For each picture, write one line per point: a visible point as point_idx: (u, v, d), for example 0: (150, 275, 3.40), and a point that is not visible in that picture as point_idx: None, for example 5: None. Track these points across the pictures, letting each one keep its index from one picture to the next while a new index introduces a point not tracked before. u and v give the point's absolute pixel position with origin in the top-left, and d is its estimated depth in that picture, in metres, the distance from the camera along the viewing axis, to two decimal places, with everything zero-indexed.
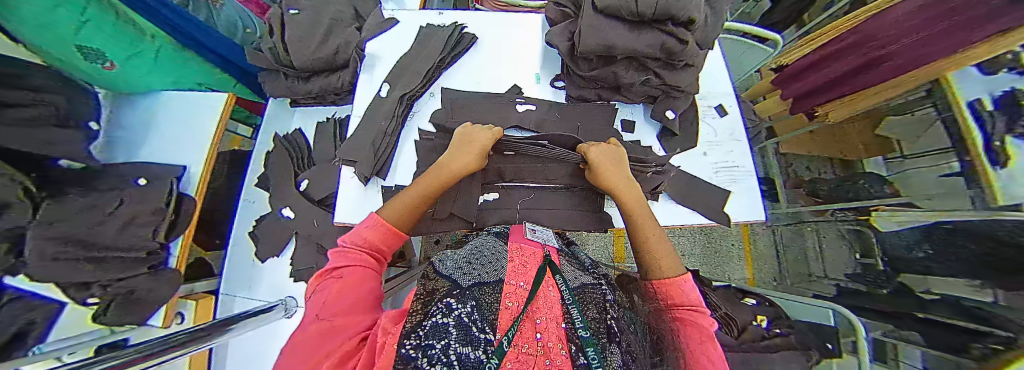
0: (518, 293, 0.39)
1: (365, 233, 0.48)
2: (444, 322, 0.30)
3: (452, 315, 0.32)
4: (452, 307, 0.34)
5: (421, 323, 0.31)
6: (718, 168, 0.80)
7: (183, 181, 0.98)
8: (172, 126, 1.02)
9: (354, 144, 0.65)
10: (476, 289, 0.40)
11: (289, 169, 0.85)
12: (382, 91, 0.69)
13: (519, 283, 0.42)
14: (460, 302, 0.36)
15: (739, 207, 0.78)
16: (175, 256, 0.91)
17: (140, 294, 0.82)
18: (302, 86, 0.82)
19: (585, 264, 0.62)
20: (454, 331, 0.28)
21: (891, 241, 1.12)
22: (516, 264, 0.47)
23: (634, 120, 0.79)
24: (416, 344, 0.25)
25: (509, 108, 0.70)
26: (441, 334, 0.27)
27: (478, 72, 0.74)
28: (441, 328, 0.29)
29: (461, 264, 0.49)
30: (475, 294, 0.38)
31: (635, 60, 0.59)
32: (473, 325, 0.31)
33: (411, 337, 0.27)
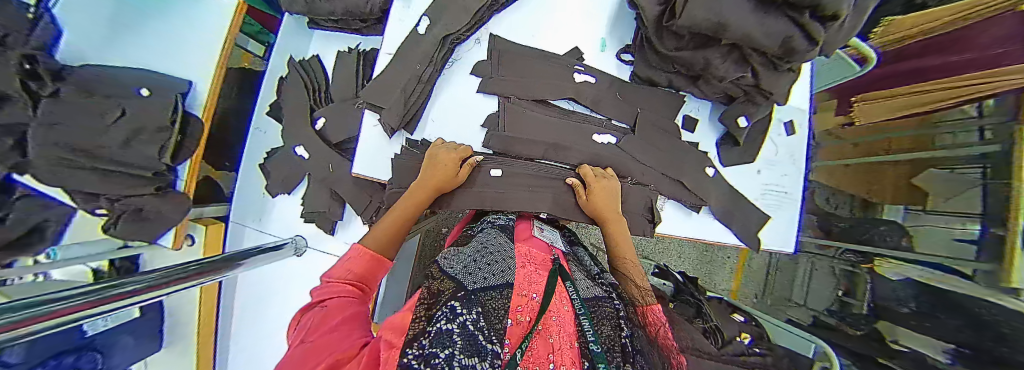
0: (530, 305, 0.38)
1: (348, 266, 0.46)
2: (448, 328, 0.30)
3: (456, 321, 0.32)
4: (456, 312, 0.34)
5: (425, 330, 0.31)
6: (767, 190, 0.72)
7: (189, 97, 0.80)
8: (170, 36, 0.82)
9: (381, 88, 0.57)
10: (482, 294, 0.39)
11: (304, 102, 0.76)
12: (421, 26, 0.57)
13: (531, 295, 0.40)
14: (465, 306, 0.35)
15: (774, 234, 0.72)
16: (183, 180, 0.81)
17: (149, 212, 0.76)
18: (322, 4, 0.68)
19: (591, 270, 0.57)
20: (458, 341, 0.28)
21: (883, 291, 1.08)
22: (527, 273, 0.46)
23: (698, 118, 0.68)
24: (418, 353, 0.26)
25: (566, 76, 0.60)
26: (444, 341, 0.28)
27: (536, 24, 0.62)
28: (445, 334, 0.29)
29: (468, 263, 0.48)
30: (480, 299, 0.38)
31: (738, 49, 0.48)
32: (478, 335, 0.30)
33: (415, 345, 0.27)
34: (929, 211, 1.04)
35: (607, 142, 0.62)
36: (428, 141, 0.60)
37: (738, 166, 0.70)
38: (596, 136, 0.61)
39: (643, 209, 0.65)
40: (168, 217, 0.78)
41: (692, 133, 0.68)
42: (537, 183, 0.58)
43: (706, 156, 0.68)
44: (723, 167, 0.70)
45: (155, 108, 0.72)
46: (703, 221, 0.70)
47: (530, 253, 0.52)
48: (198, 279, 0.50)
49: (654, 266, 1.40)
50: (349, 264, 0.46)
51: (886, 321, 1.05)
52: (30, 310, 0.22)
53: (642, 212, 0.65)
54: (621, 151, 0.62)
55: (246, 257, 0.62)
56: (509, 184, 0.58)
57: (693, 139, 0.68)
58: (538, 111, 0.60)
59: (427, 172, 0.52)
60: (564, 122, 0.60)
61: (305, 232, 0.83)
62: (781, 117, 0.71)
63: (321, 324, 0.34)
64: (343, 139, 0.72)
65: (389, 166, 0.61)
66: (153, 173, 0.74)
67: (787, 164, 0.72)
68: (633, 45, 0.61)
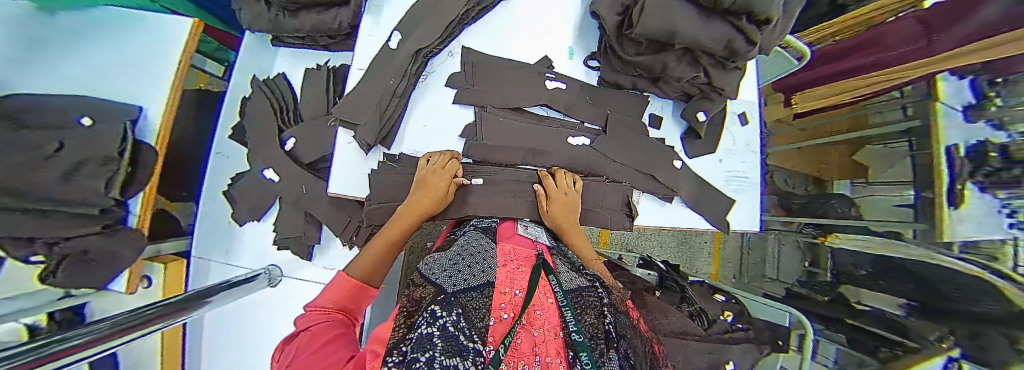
0: (513, 302, 0.39)
1: (328, 294, 0.44)
2: (429, 332, 0.31)
3: (437, 324, 0.32)
4: (437, 315, 0.34)
5: (406, 336, 0.31)
6: (730, 177, 0.78)
7: (142, 124, 0.75)
8: (116, 59, 0.77)
9: (353, 105, 0.56)
10: (463, 295, 0.39)
11: (272, 122, 0.73)
12: (392, 41, 0.58)
13: (514, 292, 0.41)
14: (446, 309, 0.35)
15: (740, 216, 0.78)
16: (135, 214, 0.74)
17: (95, 255, 0.67)
18: (286, 22, 0.67)
19: (576, 262, 0.59)
20: (440, 342, 0.28)
21: (841, 258, 1.20)
22: (509, 270, 0.47)
23: (662, 116, 0.73)
24: (399, 359, 0.26)
25: (539, 84, 0.63)
26: (425, 345, 0.28)
27: (506, 35, 0.64)
28: (427, 338, 0.30)
29: (449, 266, 0.48)
30: (462, 300, 0.38)
31: (689, 53, 0.53)
32: (459, 334, 0.30)
33: (396, 353, 0.27)
34: (871, 183, 1.19)
35: (582, 144, 0.65)
36: (408, 155, 0.60)
37: (702, 157, 0.76)
38: (571, 139, 0.64)
39: (619, 203, 0.68)
40: (122, 257, 0.71)
41: (659, 130, 0.73)
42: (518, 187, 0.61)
43: (673, 150, 0.73)
44: (690, 159, 0.75)
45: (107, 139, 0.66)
46: (678, 210, 0.75)
47: (513, 250, 0.53)
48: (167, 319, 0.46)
49: (639, 258, 1.46)
50: (333, 289, 0.45)
51: (851, 284, 1.15)
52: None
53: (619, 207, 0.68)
54: (595, 151, 0.65)
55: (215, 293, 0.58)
56: (492, 191, 0.61)
57: (660, 135, 0.73)
58: (514, 118, 0.62)
59: (418, 193, 0.53)
60: (540, 127, 0.62)
61: (281, 259, 0.79)
62: (735, 109, 0.78)
63: (311, 344, 0.33)
64: (318, 158, 0.70)
65: (367, 183, 0.60)
66: (99, 210, 0.67)
67: (744, 152, 0.79)
68: (598, 51, 0.66)
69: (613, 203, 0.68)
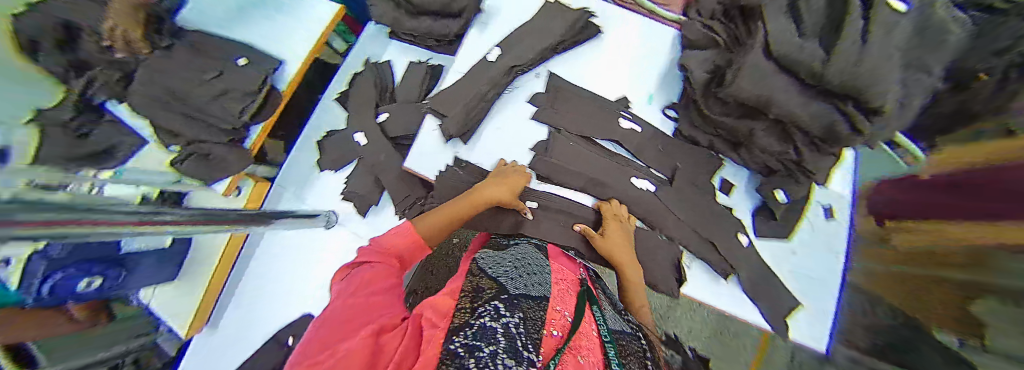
0: (563, 321, 0.37)
1: (390, 240, 0.52)
2: (490, 325, 0.31)
3: (500, 320, 0.32)
4: (500, 312, 0.34)
5: (468, 322, 0.31)
6: (800, 273, 0.68)
7: (279, 75, 0.87)
8: (271, 17, 0.89)
9: (447, 100, 0.64)
10: (520, 299, 0.39)
11: (371, 98, 0.84)
12: (491, 55, 0.66)
13: (564, 312, 0.40)
14: (508, 309, 0.35)
15: (807, 324, 0.66)
16: (252, 138, 0.84)
17: (213, 158, 0.80)
18: (407, 21, 0.77)
19: (618, 304, 0.55)
20: (501, 338, 0.28)
21: None
22: (560, 290, 0.46)
23: (734, 183, 0.69)
24: (463, 344, 0.26)
25: (614, 121, 0.66)
26: (488, 338, 0.28)
27: (595, 69, 0.68)
28: (487, 330, 0.30)
29: (507, 267, 0.49)
30: (523, 305, 0.37)
31: (782, 124, 0.51)
32: (519, 337, 0.30)
33: (459, 336, 0.28)
34: None
35: (644, 188, 0.65)
36: (477, 153, 0.65)
37: (772, 241, 0.69)
38: (635, 179, 0.65)
39: (665, 258, 0.66)
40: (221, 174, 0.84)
41: (728, 197, 0.68)
42: (569, 209, 0.64)
43: (739, 222, 0.67)
44: (756, 238, 0.69)
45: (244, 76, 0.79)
46: (731, 291, 0.67)
47: (563, 273, 0.52)
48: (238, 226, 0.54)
49: (664, 332, 1.29)
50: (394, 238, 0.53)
51: None
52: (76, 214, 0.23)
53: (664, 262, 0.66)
54: (655, 198, 0.65)
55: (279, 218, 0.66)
56: (544, 206, 0.64)
57: (729, 202, 0.68)
58: (585, 146, 0.65)
59: (496, 182, 0.58)
60: (607, 161, 0.65)
61: (339, 208, 0.90)
62: (820, 200, 0.70)
63: (369, 287, 0.42)
64: (397, 136, 0.78)
65: (438, 170, 0.65)
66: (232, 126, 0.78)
67: (824, 249, 0.69)
68: (679, 102, 0.66)
69: (658, 255, 0.65)
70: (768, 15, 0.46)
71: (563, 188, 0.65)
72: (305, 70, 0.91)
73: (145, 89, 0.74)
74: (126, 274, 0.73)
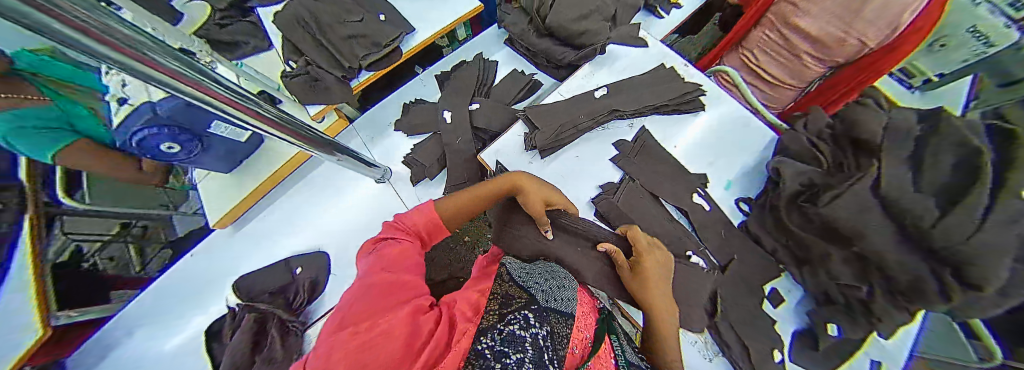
0: (583, 342, 0.37)
1: (416, 217, 0.56)
2: (519, 334, 0.32)
3: (530, 330, 0.33)
4: (529, 322, 0.35)
5: (497, 327, 0.33)
6: None
7: (406, 39, 0.94)
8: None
9: (544, 115, 0.69)
10: (550, 311, 0.39)
11: (470, 85, 0.91)
12: (598, 92, 0.72)
13: (587, 336, 0.39)
14: (537, 319, 0.36)
15: None
16: (360, 79, 0.92)
17: (319, 84, 0.86)
18: (532, 38, 0.87)
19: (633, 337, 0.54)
20: (530, 351, 0.29)
21: None
22: (581, 311, 0.45)
23: (785, 298, 0.66)
24: (493, 352, 0.28)
25: (687, 191, 0.67)
26: (516, 345, 0.30)
27: (685, 139, 0.71)
28: (516, 338, 0.31)
29: (531, 278, 0.48)
30: (551, 317, 0.37)
31: (863, 262, 0.50)
32: (547, 356, 0.30)
33: (488, 340, 0.30)
34: None
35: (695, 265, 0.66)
36: (550, 170, 0.68)
37: None
38: (689, 253, 0.65)
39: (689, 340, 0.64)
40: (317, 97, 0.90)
41: (775, 309, 0.66)
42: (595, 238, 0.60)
43: (778, 339, 0.64)
44: (790, 361, 0.64)
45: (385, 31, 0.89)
46: None
47: (583, 295, 0.52)
48: (307, 137, 0.65)
49: None
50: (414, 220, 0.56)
51: None
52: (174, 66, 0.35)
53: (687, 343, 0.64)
54: (703, 280, 0.65)
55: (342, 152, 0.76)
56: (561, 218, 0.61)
57: (774, 314, 0.66)
58: (651, 205, 0.66)
59: (541, 184, 0.57)
60: (669, 227, 0.66)
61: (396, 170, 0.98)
62: (870, 352, 0.62)
63: (400, 267, 0.47)
64: (479, 126, 0.85)
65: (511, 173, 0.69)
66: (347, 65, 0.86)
67: None
68: (756, 199, 0.67)
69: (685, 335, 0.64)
70: (887, 153, 0.47)
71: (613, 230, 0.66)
72: (429, 42, 0.98)
73: (300, 10, 0.86)
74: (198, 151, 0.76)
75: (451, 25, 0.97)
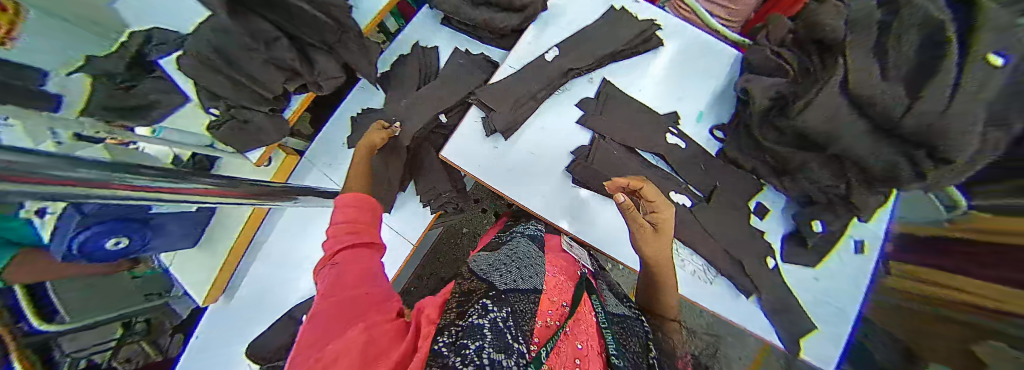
0: (559, 311, 0.41)
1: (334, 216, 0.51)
2: (479, 323, 0.33)
3: (488, 316, 0.35)
4: (487, 309, 0.37)
5: (456, 322, 0.34)
6: (818, 300, 0.67)
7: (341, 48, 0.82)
8: None
9: (496, 94, 0.64)
10: (514, 295, 0.42)
11: (414, 79, 0.85)
12: (549, 54, 0.66)
13: (562, 304, 0.43)
14: (497, 305, 0.38)
15: (815, 348, 0.66)
16: (293, 107, 0.86)
17: (251, 127, 0.78)
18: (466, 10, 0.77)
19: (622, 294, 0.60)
20: (488, 334, 0.31)
21: None
22: (556, 283, 0.49)
23: (771, 209, 0.68)
24: (449, 344, 0.30)
25: (661, 134, 0.65)
26: (474, 334, 0.31)
27: (647, 80, 0.68)
28: (476, 328, 0.32)
29: (498, 267, 0.51)
30: (512, 300, 0.40)
31: (838, 161, 0.50)
32: (507, 334, 0.32)
33: (445, 336, 0.31)
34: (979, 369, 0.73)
35: (681, 203, 0.66)
36: (518, 152, 0.65)
37: (796, 267, 0.68)
38: (673, 193, 0.65)
39: (690, 271, 0.67)
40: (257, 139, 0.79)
41: (763, 220, 0.68)
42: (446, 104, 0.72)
43: (770, 248, 0.67)
44: (784, 263, 0.68)
45: (329, 63, 0.78)
46: (749, 310, 0.68)
47: (561, 267, 0.57)
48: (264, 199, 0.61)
49: None
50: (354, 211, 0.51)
51: None
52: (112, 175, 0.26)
53: (689, 275, 0.67)
54: (691, 216, 0.66)
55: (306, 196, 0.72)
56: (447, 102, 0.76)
57: (762, 226, 0.68)
58: (627, 157, 0.65)
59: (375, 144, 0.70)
60: (648, 173, 0.65)
61: None
62: (854, 233, 0.66)
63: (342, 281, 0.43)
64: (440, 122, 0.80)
65: (478, 161, 0.66)
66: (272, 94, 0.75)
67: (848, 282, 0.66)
68: (729, 124, 0.66)
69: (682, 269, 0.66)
70: (850, 46, 0.45)
71: (593, 188, 0.64)
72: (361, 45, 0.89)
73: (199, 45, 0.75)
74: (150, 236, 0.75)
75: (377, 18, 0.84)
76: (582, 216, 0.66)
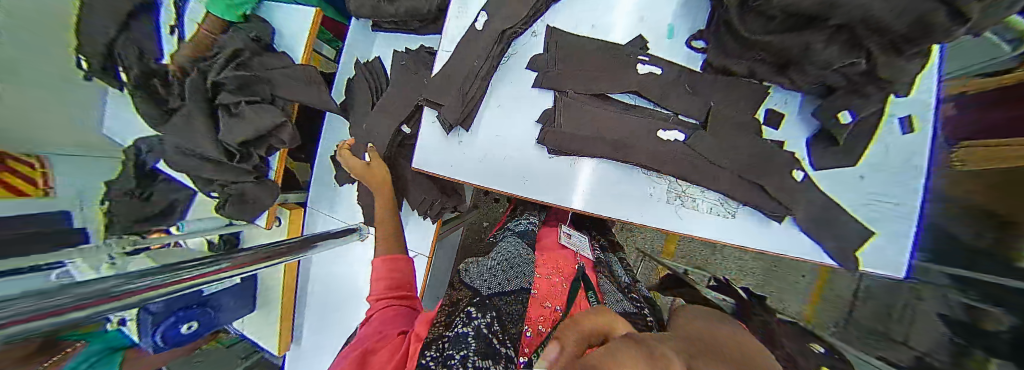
0: (549, 318, 0.61)
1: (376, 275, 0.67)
2: (464, 332, 0.53)
3: (470, 325, 0.55)
4: (471, 317, 0.57)
5: (446, 332, 0.52)
6: (868, 201, 0.56)
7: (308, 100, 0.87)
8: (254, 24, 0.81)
9: (439, 87, 0.60)
10: (495, 302, 0.64)
11: (367, 98, 0.83)
12: (479, 22, 0.59)
13: (554, 310, 0.63)
14: (478, 312, 0.59)
15: (875, 255, 0.55)
16: (273, 169, 0.82)
17: (249, 197, 0.80)
18: (387, 7, 0.74)
19: (623, 286, 0.80)
20: (471, 344, 0.49)
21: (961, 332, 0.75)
22: (553, 288, 0.69)
23: (784, 112, 0.59)
24: (438, 355, 0.47)
25: (628, 68, 0.56)
26: (460, 344, 0.49)
27: (597, 12, 0.58)
28: (462, 336, 0.51)
29: (491, 278, 0.74)
30: (493, 306, 0.62)
31: (849, 30, 0.37)
32: (490, 337, 0.52)
33: (434, 348, 0.48)
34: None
35: (673, 139, 0.55)
36: (481, 140, 0.62)
37: (832, 171, 0.58)
38: (661, 132, 0.55)
39: (706, 209, 0.60)
40: (244, 210, 0.81)
41: (777, 131, 0.60)
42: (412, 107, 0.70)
43: (793, 156, 0.57)
44: (813, 170, 0.58)
45: (268, 109, 0.73)
46: (787, 233, 0.59)
47: (558, 262, 0.78)
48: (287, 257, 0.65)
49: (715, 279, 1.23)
50: (391, 269, 0.66)
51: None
52: (82, 297, 0.29)
53: (705, 213, 0.60)
54: (689, 152, 0.55)
55: (324, 240, 0.74)
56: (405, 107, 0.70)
57: (777, 136, 0.60)
58: (598, 106, 0.56)
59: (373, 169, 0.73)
60: (625, 116, 0.56)
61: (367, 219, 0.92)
62: (894, 112, 0.54)
63: (390, 321, 0.59)
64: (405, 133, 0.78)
65: (444, 163, 0.63)
66: (230, 158, 0.75)
67: (904, 168, 0.54)
68: (707, 29, 0.55)
69: (696, 210, 0.59)
70: None
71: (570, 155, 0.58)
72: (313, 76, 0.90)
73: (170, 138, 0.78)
74: (212, 314, 0.85)
75: (307, 49, 0.81)
76: (565, 183, 0.59)
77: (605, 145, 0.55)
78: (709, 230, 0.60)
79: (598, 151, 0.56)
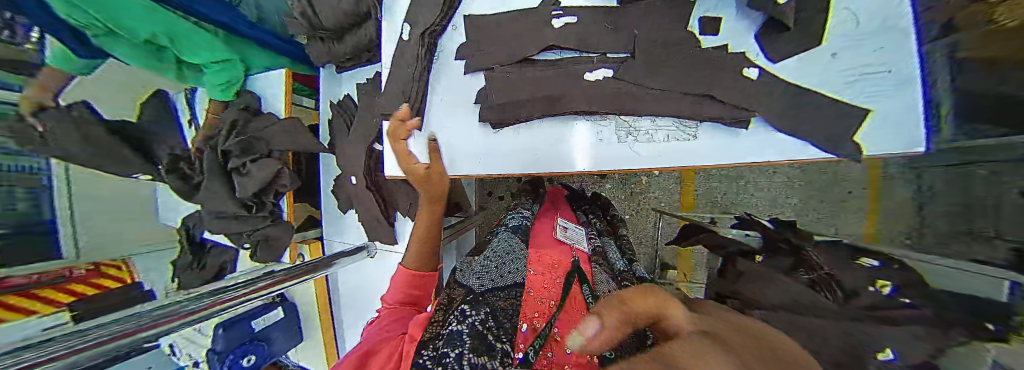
0: (545, 312, 0.55)
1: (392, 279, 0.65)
2: (459, 329, 0.51)
3: (465, 322, 0.53)
4: (466, 315, 0.55)
5: (442, 331, 0.51)
6: (851, 76, 0.46)
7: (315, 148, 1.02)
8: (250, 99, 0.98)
9: (387, 100, 0.67)
10: (488, 297, 0.62)
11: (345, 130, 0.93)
12: (404, 33, 0.64)
13: (547, 300, 0.59)
14: (473, 310, 0.56)
15: (878, 134, 0.45)
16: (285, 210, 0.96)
17: (272, 239, 0.93)
18: (338, 48, 0.84)
19: (615, 270, 0.77)
20: (466, 340, 0.47)
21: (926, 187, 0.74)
22: (546, 282, 0.64)
23: (721, 16, 0.55)
24: (433, 355, 0.45)
25: (542, 26, 0.58)
26: (454, 342, 0.47)
27: None
28: (456, 334, 0.49)
29: (484, 275, 0.71)
30: (488, 302, 0.60)
31: None
32: (486, 333, 0.50)
33: (429, 349, 0.47)
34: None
35: (603, 77, 0.56)
36: (434, 137, 0.67)
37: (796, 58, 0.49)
38: (585, 74, 0.56)
39: (663, 139, 0.58)
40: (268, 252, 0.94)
41: (716, 36, 0.54)
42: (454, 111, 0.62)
43: (742, 55, 0.52)
44: (772, 65, 0.51)
45: (268, 162, 0.85)
46: (758, 136, 0.53)
47: (551, 257, 0.74)
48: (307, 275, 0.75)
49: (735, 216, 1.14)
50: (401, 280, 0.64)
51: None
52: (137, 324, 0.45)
53: (663, 143, 0.58)
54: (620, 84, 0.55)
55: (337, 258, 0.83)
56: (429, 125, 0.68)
57: (718, 42, 0.54)
58: (523, 71, 0.58)
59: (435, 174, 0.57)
60: (551, 72, 0.57)
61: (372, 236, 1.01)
62: None
63: (391, 327, 0.57)
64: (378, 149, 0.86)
65: (408, 163, 0.70)
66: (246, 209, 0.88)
67: (882, 34, 0.44)
68: None
69: (650, 138, 0.58)
70: None
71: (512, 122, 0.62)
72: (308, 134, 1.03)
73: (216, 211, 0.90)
74: (266, 345, 1.00)
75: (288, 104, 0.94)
76: (517, 150, 0.62)
77: (543, 105, 0.57)
78: (674, 156, 0.58)
79: (533, 110, 0.59)
